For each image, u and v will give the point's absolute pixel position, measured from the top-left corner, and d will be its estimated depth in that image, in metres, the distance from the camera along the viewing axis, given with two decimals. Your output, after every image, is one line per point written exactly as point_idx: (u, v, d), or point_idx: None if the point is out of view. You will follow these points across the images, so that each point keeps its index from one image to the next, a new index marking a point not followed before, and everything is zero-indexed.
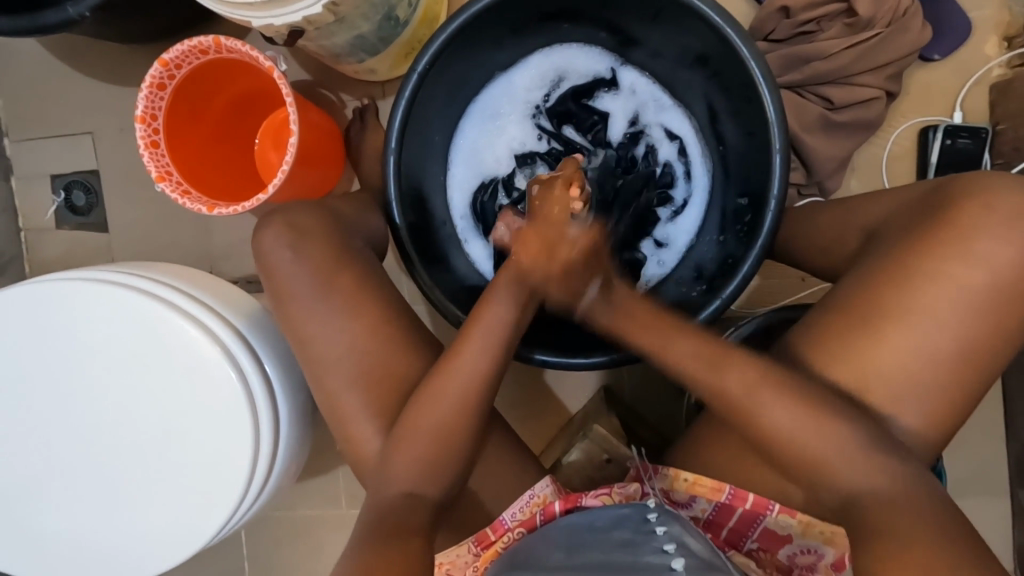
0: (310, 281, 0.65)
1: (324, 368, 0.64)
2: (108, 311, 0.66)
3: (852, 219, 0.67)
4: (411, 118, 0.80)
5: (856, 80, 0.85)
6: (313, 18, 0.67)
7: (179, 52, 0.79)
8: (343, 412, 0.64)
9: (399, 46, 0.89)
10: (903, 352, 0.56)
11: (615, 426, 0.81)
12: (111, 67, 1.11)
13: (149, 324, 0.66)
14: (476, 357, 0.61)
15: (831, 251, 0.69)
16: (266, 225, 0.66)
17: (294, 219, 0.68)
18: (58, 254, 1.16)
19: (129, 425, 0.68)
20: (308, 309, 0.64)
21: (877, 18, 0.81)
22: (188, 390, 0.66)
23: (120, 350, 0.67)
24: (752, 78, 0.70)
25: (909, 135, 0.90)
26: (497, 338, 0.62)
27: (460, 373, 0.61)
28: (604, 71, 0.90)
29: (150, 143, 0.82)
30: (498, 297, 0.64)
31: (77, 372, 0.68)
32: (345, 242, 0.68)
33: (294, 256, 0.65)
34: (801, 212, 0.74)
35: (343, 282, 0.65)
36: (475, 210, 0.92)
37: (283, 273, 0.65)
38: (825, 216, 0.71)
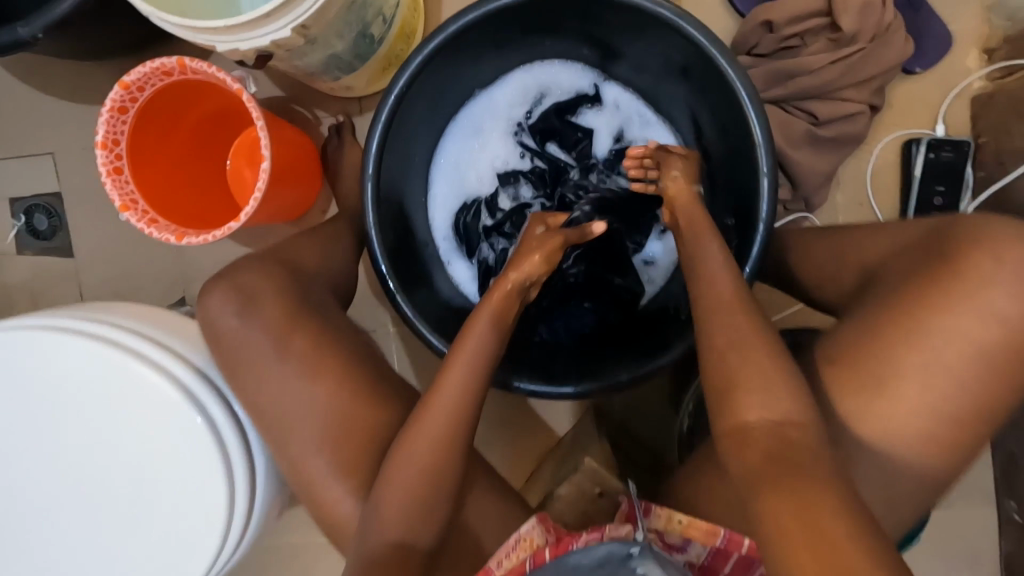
0: (264, 345, 0.62)
1: (287, 434, 0.61)
2: (69, 356, 0.63)
3: (850, 252, 0.66)
4: (390, 141, 0.77)
5: (840, 94, 0.84)
6: (282, 42, 0.64)
7: (141, 74, 0.75)
8: (322, 456, 0.61)
9: (375, 62, 0.85)
10: (904, 385, 0.55)
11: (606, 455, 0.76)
12: (71, 84, 1.06)
13: (113, 369, 0.62)
14: (458, 394, 0.58)
15: (826, 287, 0.68)
16: (212, 287, 0.64)
17: (251, 274, 0.66)
18: (20, 280, 1.10)
19: (92, 475, 0.64)
20: (262, 374, 0.62)
21: (860, 32, 0.80)
22: (158, 437, 0.63)
23: (80, 399, 0.63)
24: (740, 99, 0.69)
25: (892, 149, 0.90)
26: (481, 366, 0.58)
27: (438, 415, 0.57)
28: (587, 87, 0.88)
29: (112, 170, 0.78)
30: (477, 327, 0.59)
31: (39, 421, 0.64)
32: (302, 296, 0.65)
33: (242, 317, 0.63)
34: (793, 243, 0.73)
35: (296, 345, 0.63)
36: (458, 230, 0.89)
37: (248, 327, 0.63)
38: (816, 245, 0.69)
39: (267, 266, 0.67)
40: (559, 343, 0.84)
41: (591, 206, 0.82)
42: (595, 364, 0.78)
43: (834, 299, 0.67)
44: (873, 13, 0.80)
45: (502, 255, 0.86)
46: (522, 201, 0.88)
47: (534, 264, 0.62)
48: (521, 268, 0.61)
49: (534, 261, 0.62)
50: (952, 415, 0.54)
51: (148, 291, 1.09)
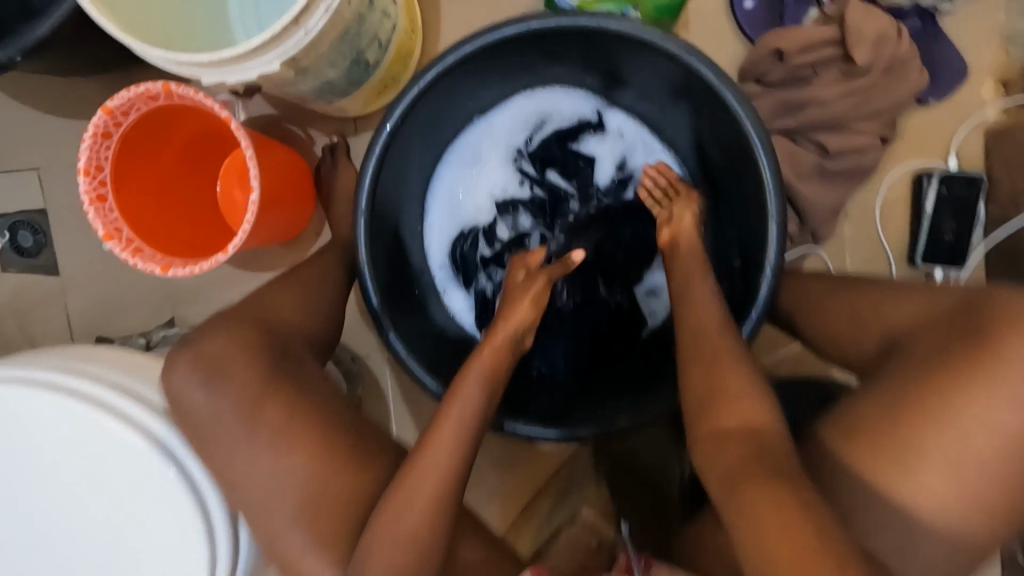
0: (230, 419, 0.59)
1: (257, 513, 0.59)
2: (46, 406, 0.60)
3: (873, 317, 0.62)
4: (385, 173, 0.74)
5: (851, 127, 0.81)
6: (271, 75, 0.61)
7: (125, 99, 0.72)
8: (301, 525, 0.58)
9: (370, 86, 0.82)
10: (919, 452, 0.52)
11: (603, 502, 0.78)
12: (57, 97, 1.02)
13: (90, 423, 0.59)
14: (449, 452, 0.56)
15: (843, 344, 0.63)
16: (174, 359, 0.61)
17: (215, 344, 0.62)
18: (4, 298, 1.07)
19: (71, 528, 0.62)
20: (229, 450, 0.59)
21: (874, 65, 0.77)
22: (137, 493, 0.60)
23: (58, 451, 0.61)
24: (750, 140, 0.65)
25: (902, 182, 0.87)
26: (471, 423, 0.57)
27: (426, 472, 0.55)
28: (590, 114, 0.85)
29: (96, 197, 0.75)
30: (467, 381, 0.59)
31: (20, 469, 0.62)
32: (275, 355, 0.63)
33: (208, 390, 0.60)
34: (804, 292, 0.68)
35: (267, 415, 0.60)
36: (455, 259, 0.86)
37: (228, 386, 0.60)
38: (834, 299, 0.65)
39: (235, 329, 0.63)
40: (559, 380, 0.80)
41: (565, 235, 0.83)
42: (593, 403, 0.75)
43: (844, 355, 0.64)
44: (887, 45, 0.77)
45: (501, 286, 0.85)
46: (520, 230, 0.86)
47: (523, 312, 0.62)
48: (513, 315, 0.62)
49: (522, 306, 0.63)
50: (969, 484, 0.52)
51: (135, 312, 1.06)
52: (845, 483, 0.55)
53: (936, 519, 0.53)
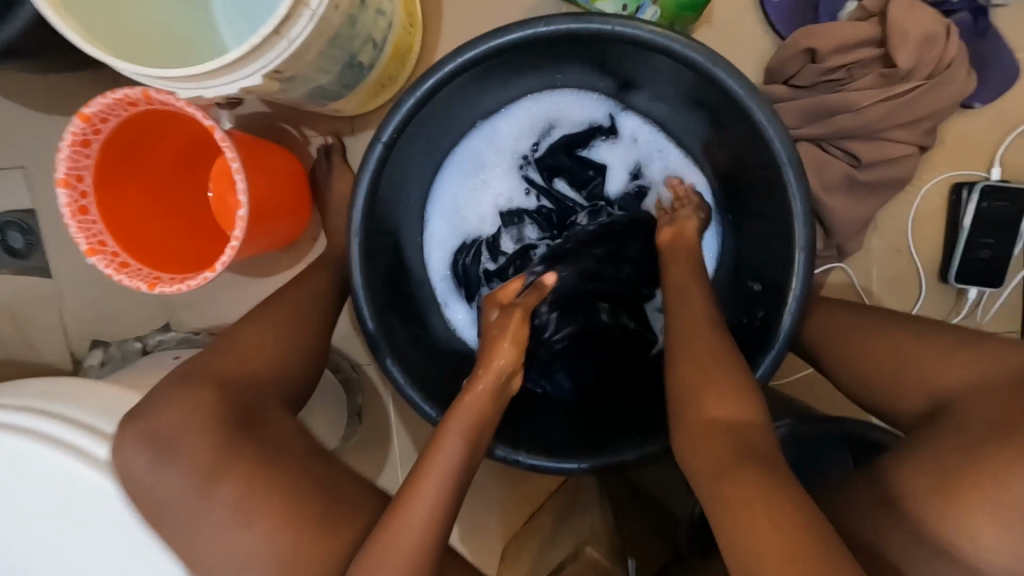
0: (187, 492, 0.55)
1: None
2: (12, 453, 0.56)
3: (913, 366, 0.56)
4: (381, 188, 0.69)
5: (887, 134, 0.74)
6: (254, 87, 0.56)
7: (103, 105, 0.67)
8: None
9: (366, 88, 0.77)
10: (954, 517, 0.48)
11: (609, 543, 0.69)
12: (41, 92, 0.97)
13: (59, 471, 0.55)
14: (429, 503, 0.52)
15: (881, 381, 0.58)
16: (117, 439, 0.55)
17: (166, 412, 0.57)
18: None
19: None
20: (190, 525, 0.54)
21: (917, 68, 0.70)
22: (113, 544, 0.56)
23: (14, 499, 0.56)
24: (778, 161, 0.59)
25: (938, 192, 0.81)
26: (455, 478, 0.54)
27: (414, 523, 0.51)
28: (602, 118, 0.79)
29: (77, 210, 0.71)
30: (446, 437, 0.55)
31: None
32: (236, 408, 0.58)
33: (159, 468, 0.54)
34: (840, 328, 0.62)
35: (226, 481, 0.55)
36: (457, 272, 0.82)
37: (200, 429, 0.56)
38: (871, 339, 0.60)
39: (187, 390, 0.58)
40: (564, 401, 0.77)
41: (543, 263, 0.79)
42: (600, 437, 0.70)
43: (873, 394, 0.59)
44: (933, 47, 0.70)
45: None
46: (525, 242, 0.82)
47: (504, 358, 0.61)
48: (493, 363, 0.60)
49: (500, 360, 0.61)
50: None
51: (130, 316, 1.03)
52: (869, 542, 0.51)
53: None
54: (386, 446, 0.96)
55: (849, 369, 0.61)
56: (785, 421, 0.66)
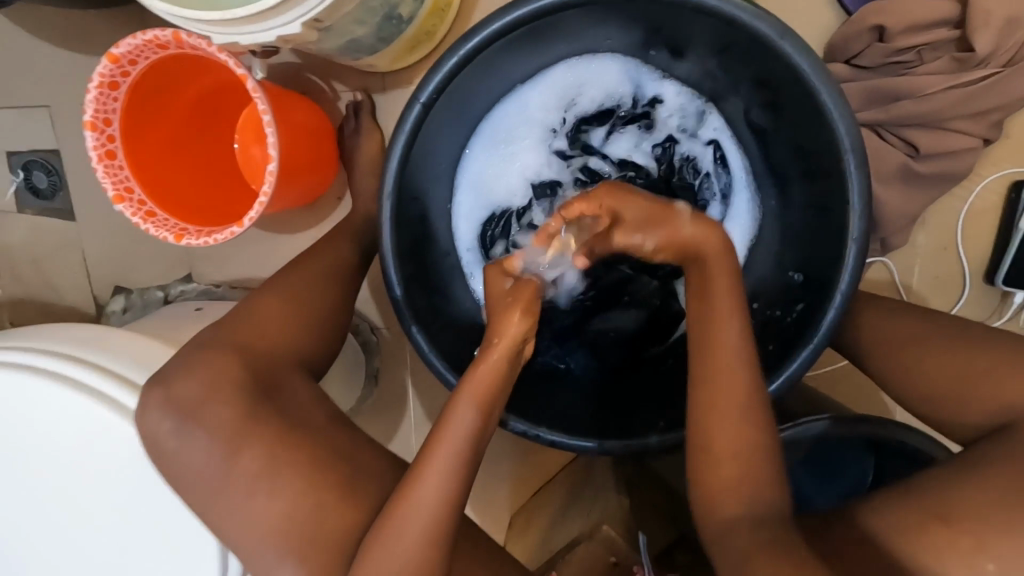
0: (207, 458, 0.54)
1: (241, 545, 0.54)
2: (48, 399, 0.56)
3: (986, 378, 0.52)
4: (414, 151, 0.67)
5: (951, 125, 0.70)
6: (291, 36, 0.53)
7: (132, 46, 0.65)
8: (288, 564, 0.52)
9: (401, 43, 0.73)
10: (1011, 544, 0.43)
11: (624, 522, 0.75)
12: (65, 29, 0.94)
13: (93, 419, 0.56)
14: (441, 481, 0.51)
15: (936, 387, 0.54)
16: (143, 401, 0.55)
17: (193, 378, 0.56)
18: (20, 240, 1.05)
19: (57, 525, 0.59)
20: (210, 489, 0.54)
21: (995, 54, 0.65)
22: (139, 494, 0.57)
23: (48, 444, 0.58)
24: (838, 146, 0.56)
25: (995, 190, 0.77)
26: (467, 452, 0.53)
27: (424, 500, 0.50)
28: (646, 89, 0.74)
29: (104, 154, 0.69)
30: (458, 407, 0.53)
31: (21, 461, 0.59)
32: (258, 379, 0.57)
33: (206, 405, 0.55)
34: (892, 332, 0.59)
35: (249, 450, 0.54)
36: (484, 244, 0.80)
37: (220, 390, 0.55)
38: (925, 348, 0.56)
39: (217, 355, 0.57)
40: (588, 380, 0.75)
41: None
42: (619, 423, 0.69)
43: (922, 400, 0.55)
44: (1015, 31, 0.65)
45: None
46: None
47: (518, 325, 0.55)
48: (509, 332, 0.55)
49: (514, 325, 0.55)
50: None
51: (152, 265, 1.03)
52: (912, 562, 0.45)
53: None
54: (402, 410, 0.97)
55: (890, 371, 0.58)
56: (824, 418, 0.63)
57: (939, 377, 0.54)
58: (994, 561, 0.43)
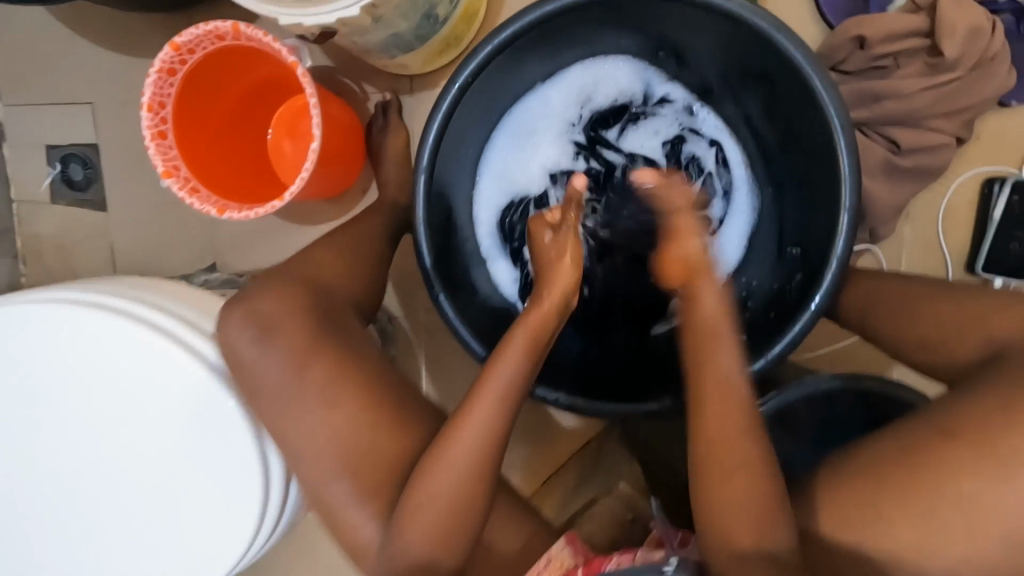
0: (279, 377, 0.58)
1: (304, 463, 0.58)
2: (101, 337, 0.59)
3: (976, 325, 0.57)
4: (445, 134, 0.73)
5: (927, 123, 0.78)
6: (349, 20, 0.60)
7: (194, 36, 0.71)
8: (345, 479, 0.57)
9: (434, 44, 0.81)
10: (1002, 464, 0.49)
11: (637, 482, 0.84)
12: (113, 33, 1.01)
13: (149, 354, 0.58)
14: (489, 415, 0.55)
15: (932, 344, 0.59)
16: (223, 316, 0.59)
17: (271, 300, 0.61)
18: (51, 230, 1.09)
19: (102, 464, 0.61)
20: (279, 409, 0.58)
21: (962, 59, 0.74)
22: (185, 430, 0.59)
23: (98, 382, 0.60)
24: (830, 126, 0.63)
25: (971, 186, 0.85)
26: (513, 393, 0.56)
27: (472, 433, 0.55)
28: (653, 89, 0.82)
29: (157, 133, 0.75)
30: (511, 350, 0.57)
31: (65, 399, 0.60)
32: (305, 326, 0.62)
33: (262, 346, 0.58)
34: (885, 292, 0.64)
35: (314, 374, 0.58)
36: (503, 229, 0.85)
37: (276, 331, 0.59)
38: (926, 304, 0.61)
39: (270, 297, 0.61)
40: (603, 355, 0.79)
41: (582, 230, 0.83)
42: (633, 389, 0.74)
43: (921, 356, 0.60)
44: (979, 40, 0.74)
45: None
46: None
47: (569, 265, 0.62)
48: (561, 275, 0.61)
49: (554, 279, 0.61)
50: None
51: (178, 256, 1.07)
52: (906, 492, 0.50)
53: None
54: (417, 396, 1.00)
55: (884, 329, 0.63)
56: (837, 376, 0.69)
57: (933, 329, 0.59)
58: (989, 479, 0.48)
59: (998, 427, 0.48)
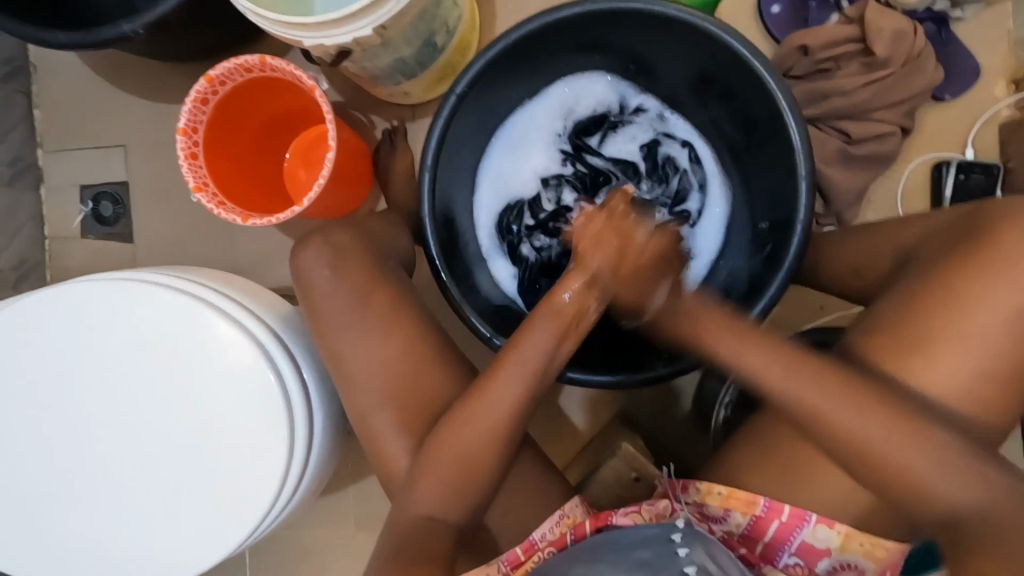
0: (346, 300, 0.69)
1: (358, 385, 0.68)
2: (151, 313, 0.66)
3: (886, 242, 0.70)
4: (446, 141, 0.82)
5: (872, 115, 0.88)
6: (363, 40, 0.72)
7: (226, 69, 0.83)
8: (391, 407, 0.68)
9: (434, 71, 0.93)
10: (947, 370, 0.59)
11: (640, 446, 0.84)
12: (147, 84, 1.14)
13: (195, 325, 0.66)
14: (510, 376, 0.64)
15: (862, 274, 0.72)
16: (308, 244, 0.71)
17: (344, 234, 0.73)
18: (80, 263, 1.17)
19: (148, 431, 0.67)
20: (345, 325, 0.69)
21: (893, 57, 0.85)
22: (228, 391, 0.65)
23: (148, 355, 0.67)
24: (780, 109, 0.72)
25: (922, 171, 0.93)
26: (530, 362, 0.65)
27: (497, 383, 0.64)
28: (626, 100, 0.93)
29: (189, 154, 0.84)
30: (536, 329, 0.65)
31: (110, 370, 0.67)
32: (332, 296, 0.69)
33: (333, 272, 0.70)
34: (825, 239, 0.77)
35: (377, 299, 0.69)
36: (501, 230, 0.93)
37: (319, 291, 0.69)
38: (859, 239, 0.73)
39: (320, 248, 0.71)
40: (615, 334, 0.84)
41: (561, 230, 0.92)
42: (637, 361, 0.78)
43: (864, 287, 0.72)
44: (904, 41, 0.85)
45: (542, 254, 0.92)
46: (563, 204, 0.93)
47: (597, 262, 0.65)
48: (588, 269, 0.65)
49: (566, 298, 0.65)
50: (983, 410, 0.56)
51: None
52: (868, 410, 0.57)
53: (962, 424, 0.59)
54: None
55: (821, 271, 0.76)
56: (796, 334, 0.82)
57: (860, 261, 0.72)
58: None
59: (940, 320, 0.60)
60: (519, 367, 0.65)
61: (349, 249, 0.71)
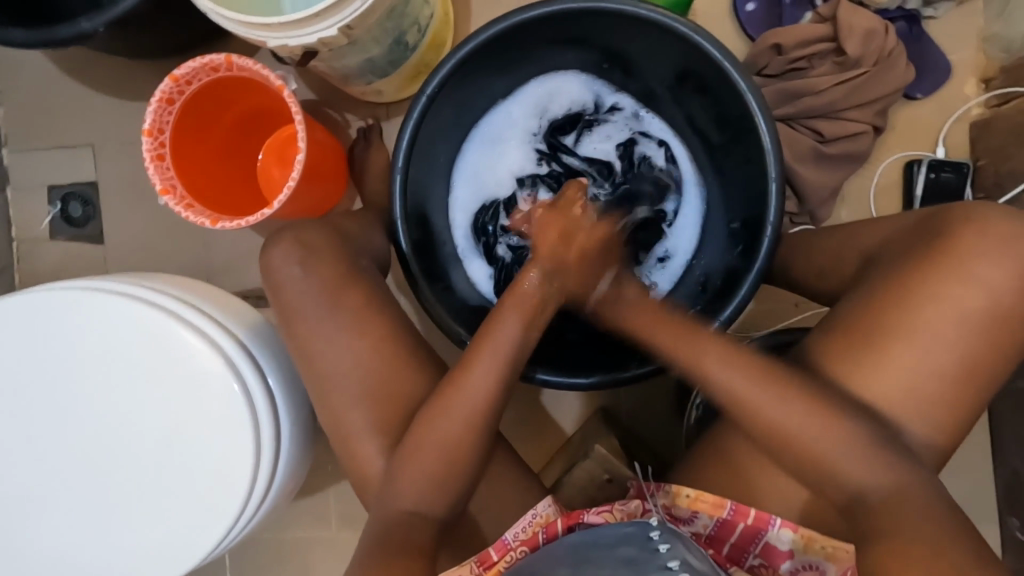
0: (316, 297, 0.68)
1: (331, 383, 0.67)
2: (115, 322, 0.65)
3: (850, 244, 0.71)
4: (418, 142, 0.81)
5: (845, 115, 0.89)
6: (329, 40, 0.70)
7: (191, 68, 0.81)
8: (365, 409, 0.67)
9: (407, 70, 0.92)
10: (906, 371, 0.60)
11: (614, 446, 0.84)
12: (115, 81, 1.11)
13: (160, 334, 0.65)
14: (479, 376, 0.64)
15: (828, 277, 0.72)
16: (276, 244, 0.70)
17: (313, 232, 0.71)
18: (50, 265, 1.14)
19: (115, 440, 0.66)
20: (314, 326, 0.68)
21: (864, 57, 0.86)
22: (194, 401, 0.65)
23: (112, 364, 0.65)
24: (750, 110, 0.71)
25: (895, 169, 0.94)
26: (498, 363, 0.65)
27: (468, 387, 0.64)
28: (600, 99, 0.92)
29: (155, 156, 0.82)
30: (504, 319, 0.66)
31: (73, 379, 0.66)
32: (304, 299, 0.68)
33: (303, 271, 0.69)
34: (795, 239, 0.78)
35: (349, 300, 0.68)
36: (477, 230, 0.93)
37: (287, 290, 0.69)
38: (820, 243, 0.74)
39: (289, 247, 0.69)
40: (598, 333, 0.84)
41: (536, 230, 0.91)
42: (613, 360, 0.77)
43: (833, 288, 0.72)
44: (876, 40, 0.86)
45: (518, 254, 0.91)
46: (538, 204, 0.93)
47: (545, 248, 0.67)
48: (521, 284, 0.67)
49: (529, 285, 0.67)
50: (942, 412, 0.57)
51: None
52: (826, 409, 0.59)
53: (926, 424, 0.60)
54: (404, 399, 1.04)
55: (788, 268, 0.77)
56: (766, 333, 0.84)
57: (826, 263, 0.73)
58: None
59: (904, 323, 0.60)
60: (490, 372, 0.64)
61: (317, 252, 0.70)
